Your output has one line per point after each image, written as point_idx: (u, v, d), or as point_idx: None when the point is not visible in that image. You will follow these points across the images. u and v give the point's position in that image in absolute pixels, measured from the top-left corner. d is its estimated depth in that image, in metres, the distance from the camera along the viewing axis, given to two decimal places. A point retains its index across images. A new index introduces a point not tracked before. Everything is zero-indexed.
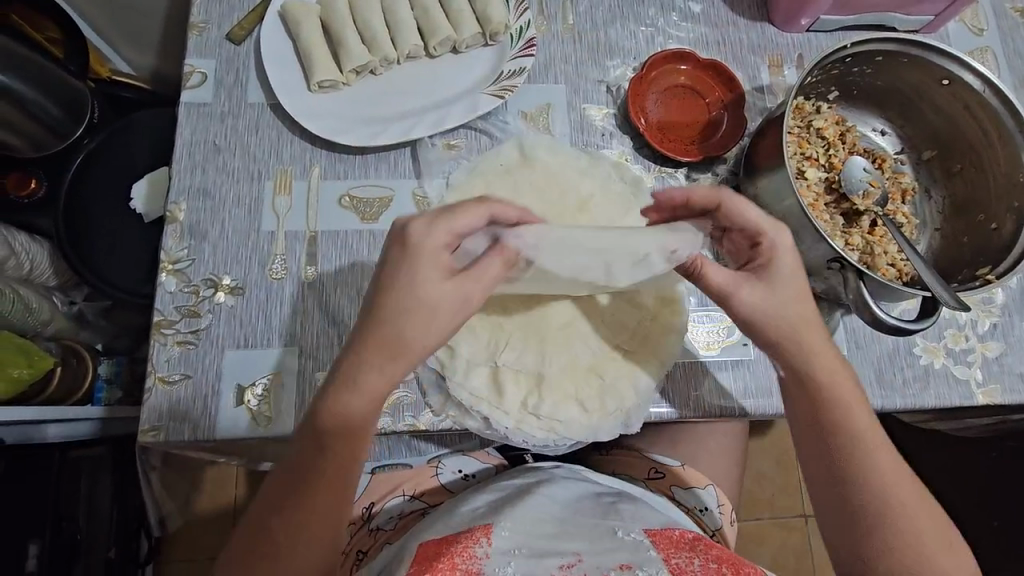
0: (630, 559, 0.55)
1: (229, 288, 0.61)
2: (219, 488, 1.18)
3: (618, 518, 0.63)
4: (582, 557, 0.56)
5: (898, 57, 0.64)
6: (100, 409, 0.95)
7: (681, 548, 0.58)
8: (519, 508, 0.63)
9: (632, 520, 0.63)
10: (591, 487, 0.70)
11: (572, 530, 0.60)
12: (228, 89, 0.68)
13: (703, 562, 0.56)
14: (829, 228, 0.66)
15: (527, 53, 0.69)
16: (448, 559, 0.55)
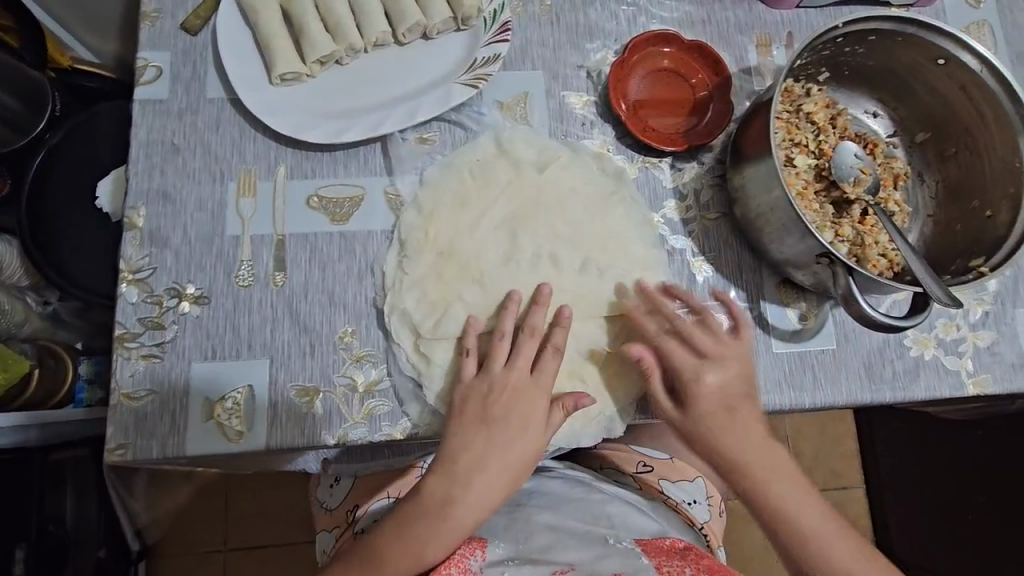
0: (623, 567, 0.54)
1: (194, 297, 0.58)
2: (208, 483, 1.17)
3: (609, 526, 0.64)
4: (574, 565, 0.55)
5: (894, 36, 0.61)
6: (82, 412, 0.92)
7: (672, 556, 0.57)
8: (513, 520, 0.63)
9: (623, 530, 0.64)
10: (579, 486, 0.71)
11: (563, 537, 0.60)
12: (186, 83, 0.64)
13: (693, 569, 0.55)
14: (818, 219, 0.64)
15: (500, 38, 0.66)
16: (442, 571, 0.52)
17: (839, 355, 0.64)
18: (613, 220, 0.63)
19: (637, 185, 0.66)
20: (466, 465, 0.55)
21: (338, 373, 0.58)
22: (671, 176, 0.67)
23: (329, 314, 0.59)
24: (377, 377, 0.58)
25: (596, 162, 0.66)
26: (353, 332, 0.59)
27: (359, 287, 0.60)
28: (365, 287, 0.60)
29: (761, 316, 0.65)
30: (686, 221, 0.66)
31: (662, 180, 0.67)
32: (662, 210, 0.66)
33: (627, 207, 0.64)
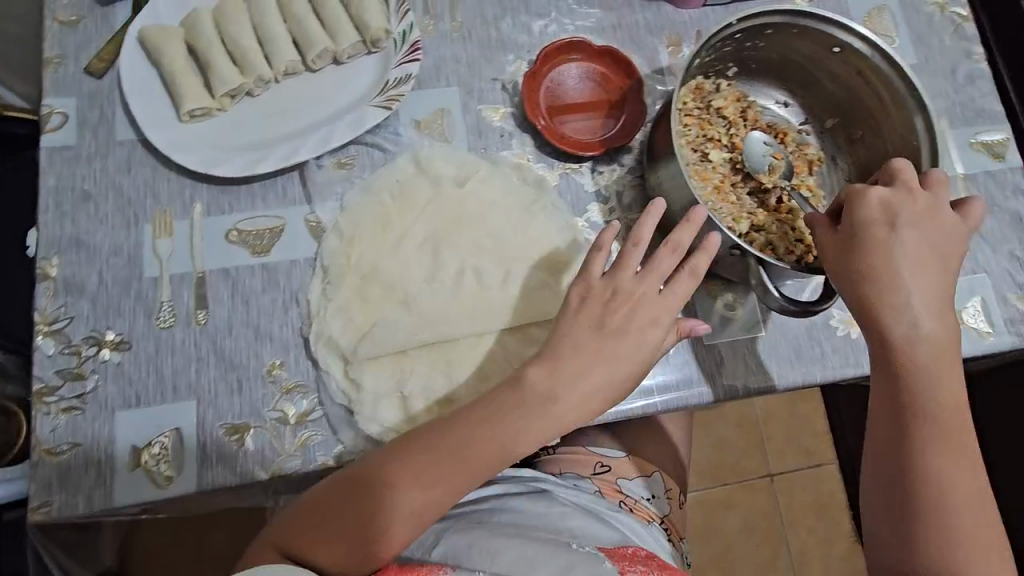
0: None
1: (114, 343, 0.57)
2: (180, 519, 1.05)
3: (572, 537, 0.66)
4: None
5: (788, 28, 0.63)
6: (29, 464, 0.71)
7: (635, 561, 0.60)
8: (475, 531, 0.62)
9: (585, 539, 0.66)
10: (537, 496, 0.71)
11: None
12: (93, 128, 0.63)
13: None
14: (735, 210, 0.65)
15: (411, 58, 0.66)
16: None
17: (769, 342, 0.65)
18: (535, 228, 0.63)
19: (558, 192, 0.67)
20: (492, 423, 0.52)
21: (268, 407, 0.57)
22: (592, 180, 0.68)
23: (255, 348, 0.58)
24: (309, 407, 0.57)
25: (516, 173, 0.66)
26: (282, 364, 0.58)
27: (285, 318, 0.59)
28: (291, 317, 0.60)
29: (690, 311, 0.66)
30: (610, 223, 0.67)
31: (583, 184, 0.68)
32: (585, 215, 0.67)
33: (549, 214, 0.65)
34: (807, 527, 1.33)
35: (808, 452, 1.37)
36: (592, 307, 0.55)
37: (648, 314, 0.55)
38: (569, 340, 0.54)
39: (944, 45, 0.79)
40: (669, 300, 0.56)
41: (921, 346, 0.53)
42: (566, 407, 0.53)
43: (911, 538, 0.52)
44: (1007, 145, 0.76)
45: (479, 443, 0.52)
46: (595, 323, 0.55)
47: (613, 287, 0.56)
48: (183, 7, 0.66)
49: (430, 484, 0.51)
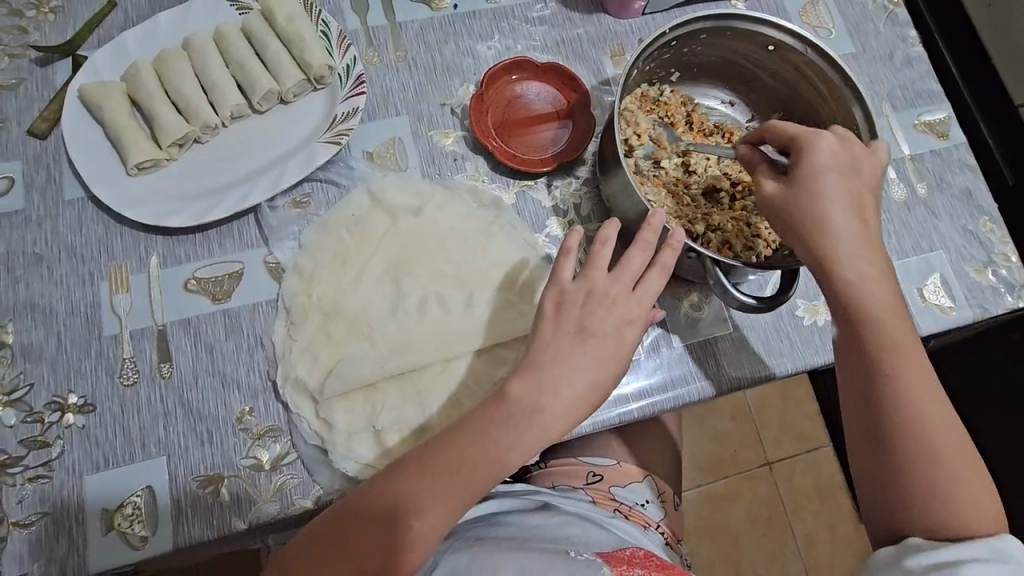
0: None
1: (77, 407, 0.56)
2: None
3: (570, 544, 0.66)
4: None
5: (723, 30, 0.64)
6: None
7: (630, 564, 0.63)
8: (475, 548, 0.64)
9: (585, 546, 0.67)
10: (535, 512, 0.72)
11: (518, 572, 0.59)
12: (41, 189, 0.62)
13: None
14: (691, 212, 0.66)
15: (357, 91, 0.67)
16: None
17: (738, 335, 0.66)
18: (496, 248, 0.64)
19: (516, 210, 0.67)
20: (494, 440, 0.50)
21: (240, 455, 0.56)
22: (548, 195, 0.68)
23: (223, 396, 0.58)
24: (282, 451, 0.57)
25: (472, 196, 0.66)
26: (251, 410, 0.58)
27: (251, 362, 0.59)
28: (257, 361, 0.59)
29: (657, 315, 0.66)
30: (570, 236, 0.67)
31: (540, 200, 0.68)
32: (545, 230, 0.67)
33: (508, 233, 0.65)
34: (810, 512, 1.33)
35: (803, 437, 1.38)
36: (570, 314, 0.53)
37: (625, 313, 0.54)
38: (548, 351, 0.52)
39: (879, 31, 0.81)
40: (644, 296, 0.55)
41: (878, 308, 0.53)
42: (550, 418, 0.52)
43: (894, 505, 0.52)
44: (949, 123, 0.78)
45: (489, 457, 0.50)
46: (575, 327, 0.53)
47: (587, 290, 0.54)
48: (123, 61, 0.66)
49: (432, 508, 0.49)
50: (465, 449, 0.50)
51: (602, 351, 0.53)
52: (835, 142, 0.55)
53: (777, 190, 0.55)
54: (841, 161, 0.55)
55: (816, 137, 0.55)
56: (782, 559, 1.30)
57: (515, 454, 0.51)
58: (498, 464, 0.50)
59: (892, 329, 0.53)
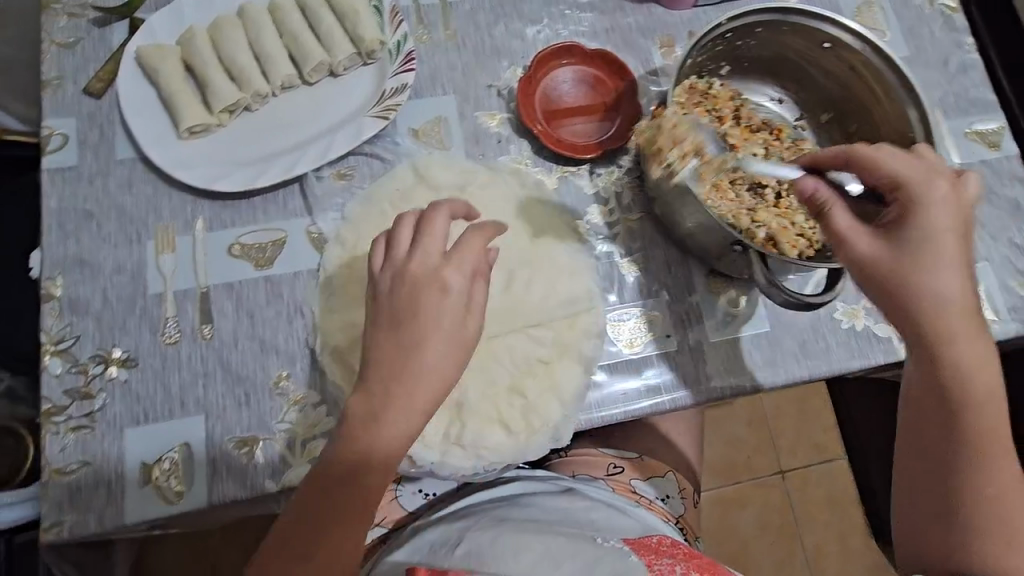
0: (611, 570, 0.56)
1: (121, 361, 0.57)
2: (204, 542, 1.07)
3: (596, 530, 0.67)
4: None
5: (780, 25, 0.63)
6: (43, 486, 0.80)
7: (660, 554, 0.62)
8: (498, 526, 0.65)
9: (610, 533, 0.67)
10: (562, 495, 0.73)
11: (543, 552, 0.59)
12: (93, 148, 0.63)
13: (683, 568, 0.60)
14: (734, 207, 0.65)
15: (407, 68, 0.67)
16: None
17: (774, 335, 0.66)
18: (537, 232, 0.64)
19: (558, 196, 0.67)
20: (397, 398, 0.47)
21: (276, 419, 0.57)
22: (591, 182, 0.68)
23: (261, 360, 0.59)
24: (317, 418, 0.58)
25: (515, 178, 0.66)
26: (288, 375, 0.59)
27: (290, 329, 0.60)
28: (296, 328, 0.60)
29: (693, 308, 0.66)
30: (610, 224, 0.67)
31: (582, 187, 0.68)
32: (585, 217, 0.67)
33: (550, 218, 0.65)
34: (821, 523, 1.32)
35: (819, 448, 1.36)
36: (386, 318, 0.49)
37: None
38: None
39: (935, 36, 0.79)
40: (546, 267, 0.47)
41: (969, 357, 0.51)
42: None
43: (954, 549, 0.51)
44: (1002, 134, 0.77)
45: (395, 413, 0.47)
46: (388, 322, 0.48)
47: (394, 290, 0.49)
48: (179, 26, 0.67)
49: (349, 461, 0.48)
50: (380, 405, 0.47)
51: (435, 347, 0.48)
52: (918, 192, 0.50)
53: (866, 226, 0.51)
54: (944, 210, 0.50)
55: (927, 178, 0.50)
56: (790, 568, 1.29)
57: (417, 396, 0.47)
58: (419, 405, 0.47)
59: (978, 374, 0.51)
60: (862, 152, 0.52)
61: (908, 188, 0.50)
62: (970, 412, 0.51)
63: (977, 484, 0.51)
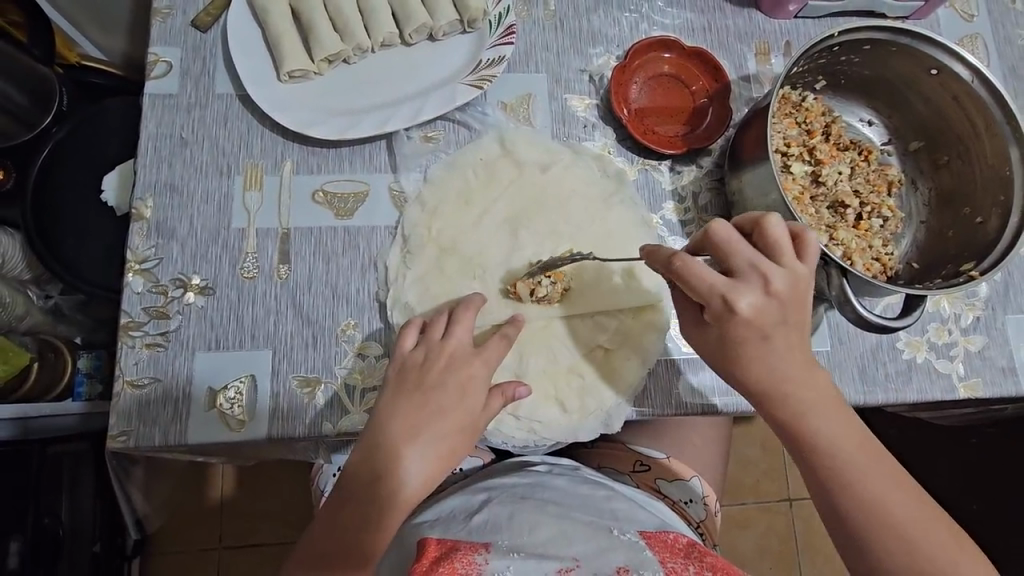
0: (627, 562, 0.56)
1: (199, 288, 0.59)
2: (217, 480, 1.10)
3: (613, 519, 0.65)
4: (580, 561, 0.55)
5: (888, 44, 0.63)
6: (81, 404, 0.86)
7: (677, 554, 0.59)
8: (521, 505, 0.65)
9: (626, 522, 0.65)
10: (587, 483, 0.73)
11: (571, 532, 0.60)
12: (195, 80, 0.65)
13: (697, 569, 0.56)
14: (813, 222, 0.65)
15: (505, 41, 0.67)
16: (448, 564, 0.52)
17: (833, 355, 0.65)
18: (612, 220, 0.64)
19: (637, 187, 0.67)
20: (411, 420, 0.52)
21: (339, 364, 0.58)
22: (670, 179, 0.68)
23: (332, 306, 0.60)
24: (378, 370, 0.59)
25: (596, 164, 0.67)
26: (356, 324, 0.60)
27: (362, 281, 0.61)
28: (368, 281, 0.61)
29: None
30: (684, 222, 0.67)
31: (662, 182, 0.68)
32: (661, 212, 0.67)
33: (626, 207, 0.65)
34: (822, 556, 1.31)
35: None
36: (411, 376, 0.53)
37: None
38: None
39: None
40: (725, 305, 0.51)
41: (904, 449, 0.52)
42: None
43: None
44: None
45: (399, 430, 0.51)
46: (413, 384, 0.53)
47: (426, 351, 0.54)
48: None
49: (365, 485, 0.50)
50: (385, 419, 0.52)
51: (440, 400, 0.52)
52: (763, 299, 0.50)
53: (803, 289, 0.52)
54: (770, 316, 0.50)
55: (766, 278, 0.50)
56: None
57: (424, 425, 0.52)
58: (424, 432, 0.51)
59: (848, 455, 0.51)
60: (687, 265, 0.49)
61: (737, 302, 0.50)
62: (852, 471, 0.51)
63: (881, 536, 0.50)
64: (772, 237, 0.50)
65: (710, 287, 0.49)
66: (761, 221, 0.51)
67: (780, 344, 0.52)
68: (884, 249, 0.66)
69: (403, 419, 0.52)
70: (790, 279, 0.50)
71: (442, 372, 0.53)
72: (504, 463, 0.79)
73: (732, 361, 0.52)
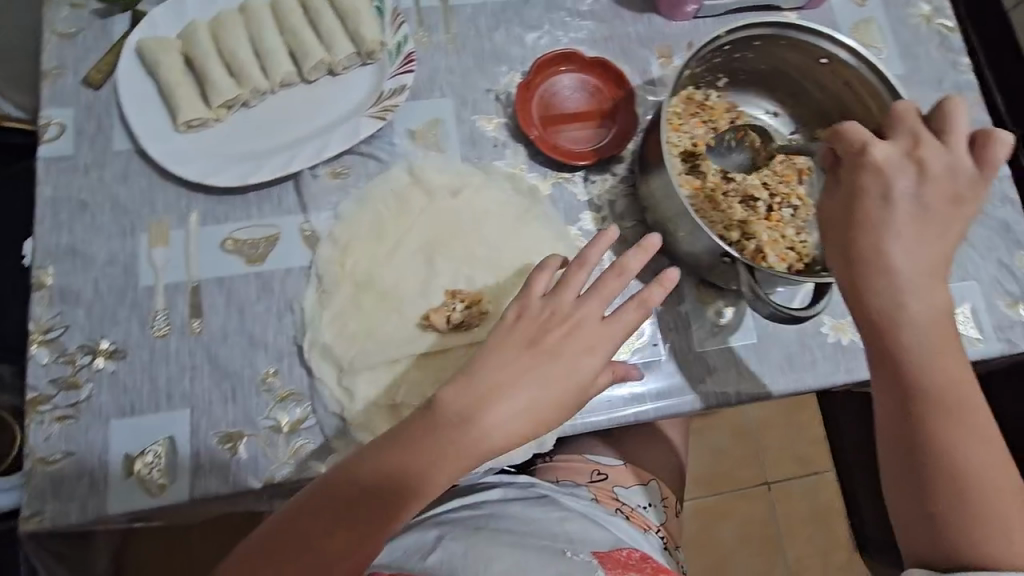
0: None
1: (109, 352, 0.57)
2: None
3: (568, 542, 0.66)
4: None
5: (778, 39, 0.64)
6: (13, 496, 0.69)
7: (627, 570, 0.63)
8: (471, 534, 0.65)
9: (581, 544, 0.66)
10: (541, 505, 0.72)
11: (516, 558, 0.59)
12: (91, 138, 0.63)
13: None
14: (725, 219, 0.66)
15: (406, 69, 0.67)
16: None
17: (760, 348, 0.66)
18: (528, 237, 0.64)
19: (552, 202, 0.67)
20: (490, 398, 0.51)
21: (261, 415, 0.57)
22: (585, 190, 0.69)
23: (249, 356, 0.59)
24: (303, 415, 0.58)
25: (509, 183, 0.67)
26: (276, 372, 0.59)
27: (279, 326, 0.60)
28: (285, 325, 0.60)
29: (681, 320, 0.66)
30: (602, 232, 0.68)
31: (576, 194, 0.68)
32: (578, 223, 0.67)
33: (541, 223, 0.65)
34: (802, 534, 1.32)
35: (803, 460, 1.35)
36: (526, 327, 0.53)
37: None
38: None
39: (931, 55, 0.80)
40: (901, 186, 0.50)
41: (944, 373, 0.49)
42: None
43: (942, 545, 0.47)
44: None
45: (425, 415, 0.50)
46: (526, 341, 0.52)
47: (550, 309, 0.53)
48: (181, 19, 0.66)
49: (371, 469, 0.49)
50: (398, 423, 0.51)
51: (548, 370, 0.52)
52: (902, 159, 0.50)
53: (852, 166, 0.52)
54: (938, 193, 0.50)
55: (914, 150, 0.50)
56: None
57: (444, 417, 0.50)
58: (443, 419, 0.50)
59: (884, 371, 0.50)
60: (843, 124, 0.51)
61: (876, 154, 0.50)
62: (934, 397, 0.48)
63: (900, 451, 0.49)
64: (905, 129, 0.51)
65: (851, 140, 0.50)
66: (867, 144, 0.50)
67: (893, 210, 0.50)
68: (799, 238, 0.66)
69: (497, 373, 0.51)
70: (909, 154, 0.50)
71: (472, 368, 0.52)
72: (457, 489, 0.78)
73: (882, 232, 0.50)
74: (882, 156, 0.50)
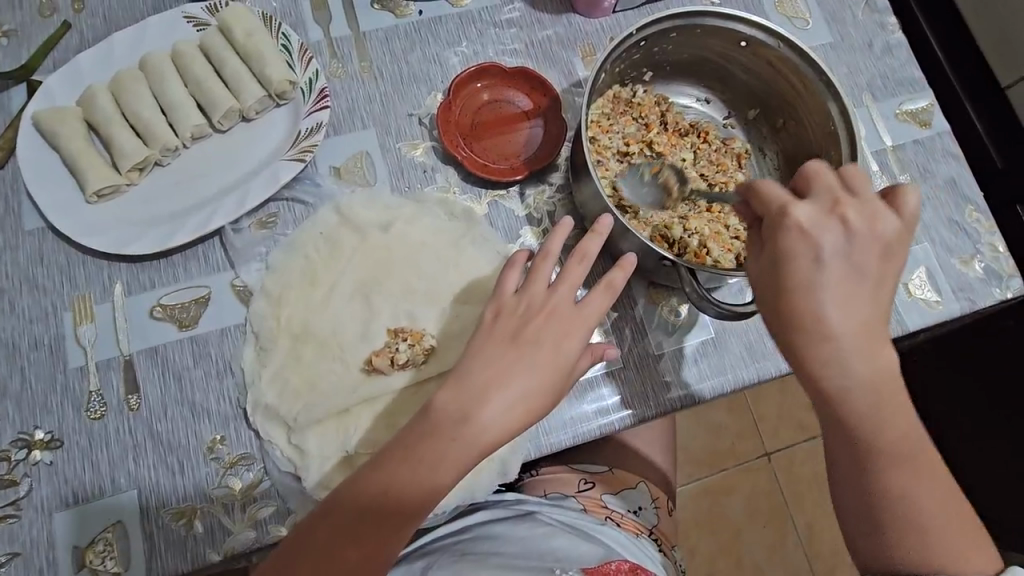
0: None
1: (44, 443, 0.55)
2: None
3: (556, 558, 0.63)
4: None
5: (692, 28, 0.63)
6: None
7: None
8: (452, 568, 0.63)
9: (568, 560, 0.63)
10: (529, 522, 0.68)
11: None
12: (1, 220, 0.61)
13: None
14: (664, 217, 0.64)
15: (320, 105, 0.65)
16: None
17: (718, 341, 0.65)
18: (468, 262, 0.62)
19: (489, 222, 0.66)
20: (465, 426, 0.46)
21: (212, 485, 0.55)
22: (522, 204, 0.67)
23: (192, 425, 0.57)
24: (255, 479, 0.56)
25: (442, 209, 0.65)
26: (223, 438, 0.56)
27: (220, 389, 0.58)
28: (226, 388, 0.58)
29: (635, 325, 0.65)
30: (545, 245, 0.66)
31: (514, 210, 0.67)
32: (519, 239, 0.66)
33: (480, 245, 0.63)
34: (811, 504, 1.24)
35: (801, 426, 1.27)
36: (506, 323, 0.50)
37: (569, 330, 0.50)
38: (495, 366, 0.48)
39: (858, 19, 0.78)
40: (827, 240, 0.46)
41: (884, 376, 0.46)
42: (496, 430, 0.47)
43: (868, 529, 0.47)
44: (930, 112, 0.76)
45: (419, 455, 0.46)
46: (507, 337, 0.49)
47: (527, 302, 0.51)
48: (79, 85, 0.64)
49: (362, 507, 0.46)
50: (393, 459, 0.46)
51: (537, 359, 0.49)
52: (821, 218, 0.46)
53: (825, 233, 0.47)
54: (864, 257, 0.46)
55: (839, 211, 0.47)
56: (781, 553, 1.21)
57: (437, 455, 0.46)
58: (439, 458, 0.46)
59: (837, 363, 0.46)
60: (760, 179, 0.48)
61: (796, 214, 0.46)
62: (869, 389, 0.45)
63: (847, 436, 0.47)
64: (826, 189, 0.47)
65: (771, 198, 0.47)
66: (788, 205, 0.46)
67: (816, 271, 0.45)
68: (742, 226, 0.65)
69: (487, 371, 0.48)
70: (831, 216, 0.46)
71: (463, 371, 0.48)
72: None
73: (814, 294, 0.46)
74: (804, 217, 0.46)
